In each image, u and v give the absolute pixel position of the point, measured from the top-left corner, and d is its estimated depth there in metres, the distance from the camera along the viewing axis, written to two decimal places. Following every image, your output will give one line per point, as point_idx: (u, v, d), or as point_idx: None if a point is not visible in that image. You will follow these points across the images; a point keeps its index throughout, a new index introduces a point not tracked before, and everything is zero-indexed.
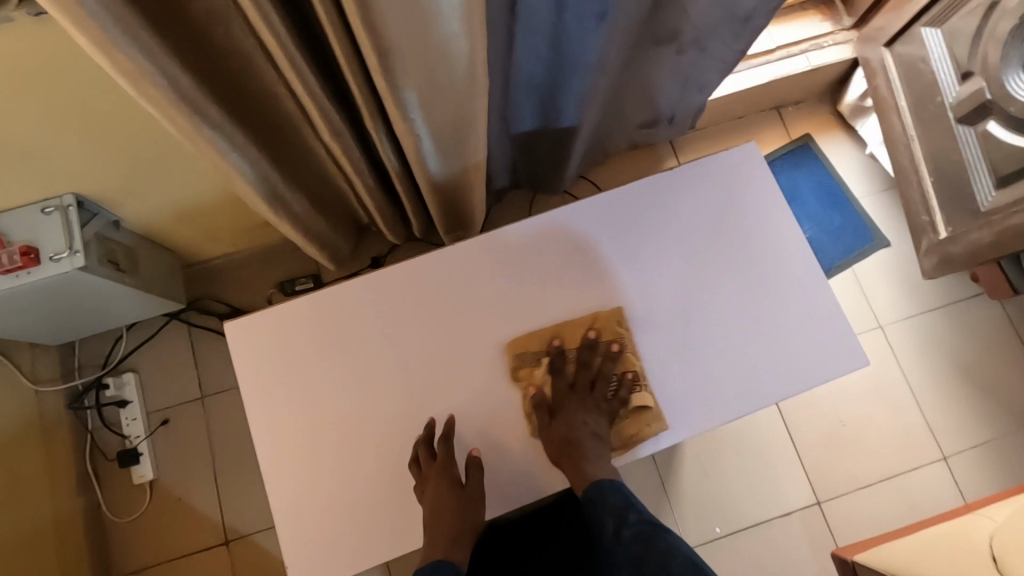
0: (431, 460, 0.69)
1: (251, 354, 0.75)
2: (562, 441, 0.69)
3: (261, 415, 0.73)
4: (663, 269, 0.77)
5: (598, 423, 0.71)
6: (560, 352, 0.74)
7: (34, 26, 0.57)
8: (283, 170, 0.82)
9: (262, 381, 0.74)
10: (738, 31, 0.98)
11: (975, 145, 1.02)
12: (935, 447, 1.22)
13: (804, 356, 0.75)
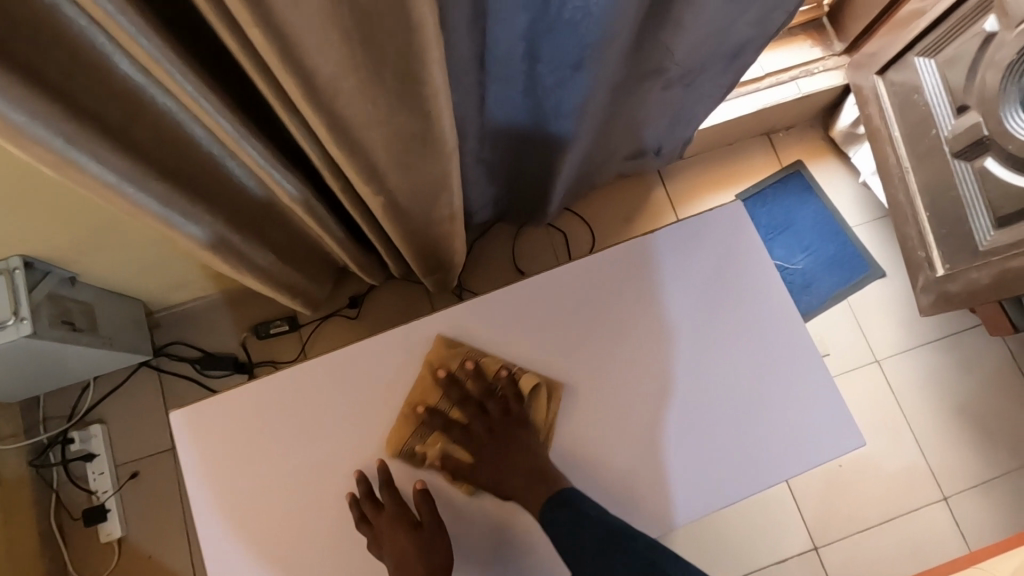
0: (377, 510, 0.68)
1: (211, 436, 0.73)
2: (500, 475, 0.69)
3: (220, 502, 0.71)
4: (658, 331, 0.77)
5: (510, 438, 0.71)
6: (427, 414, 0.72)
7: None
8: (244, 227, 0.78)
9: (222, 465, 0.72)
10: (726, 66, 0.95)
11: (973, 182, 0.98)
12: (936, 488, 1.18)
13: (794, 436, 0.74)
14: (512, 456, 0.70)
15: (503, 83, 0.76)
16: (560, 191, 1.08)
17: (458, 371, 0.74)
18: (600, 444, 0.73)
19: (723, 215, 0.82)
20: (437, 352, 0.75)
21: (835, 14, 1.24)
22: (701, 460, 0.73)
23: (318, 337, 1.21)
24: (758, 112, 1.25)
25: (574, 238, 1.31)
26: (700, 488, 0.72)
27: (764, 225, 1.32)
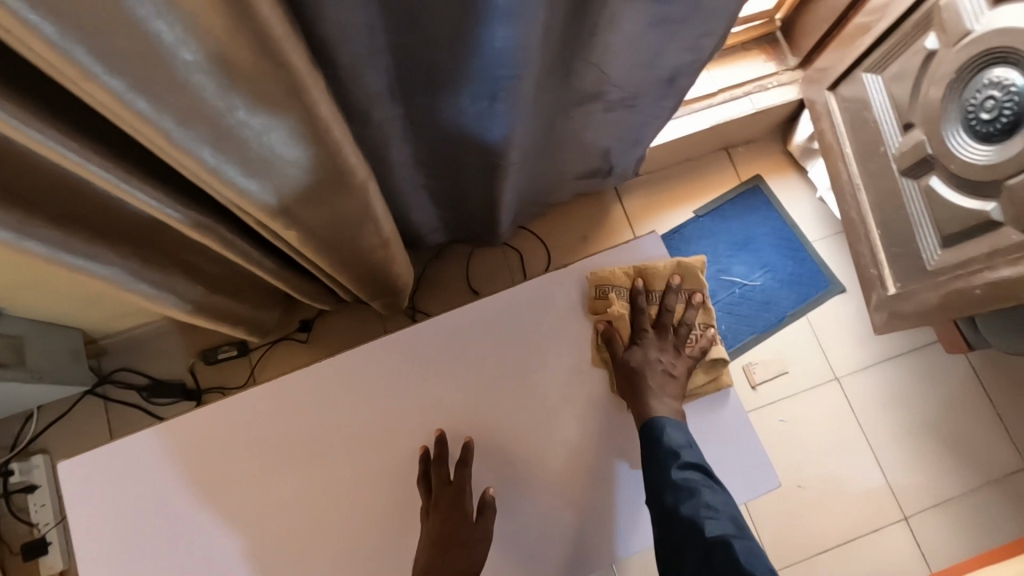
0: (442, 480, 0.75)
1: (146, 467, 0.78)
2: (631, 374, 0.77)
3: (154, 528, 0.76)
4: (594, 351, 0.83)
5: (670, 364, 0.78)
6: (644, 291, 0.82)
7: None
8: (164, 261, 0.76)
9: (156, 494, 0.77)
10: (666, 91, 0.96)
11: (920, 201, 0.96)
12: (896, 508, 1.17)
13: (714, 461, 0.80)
14: (654, 363, 0.77)
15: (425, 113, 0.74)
16: (505, 213, 1.06)
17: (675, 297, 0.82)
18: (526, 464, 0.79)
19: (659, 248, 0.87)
20: (657, 268, 0.82)
21: (788, 29, 1.23)
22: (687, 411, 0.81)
23: (268, 361, 1.19)
24: (712, 128, 1.23)
25: (530, 256, 1.30)
26: (613, 513, 0.77)
27: (722, 242, 1.31)
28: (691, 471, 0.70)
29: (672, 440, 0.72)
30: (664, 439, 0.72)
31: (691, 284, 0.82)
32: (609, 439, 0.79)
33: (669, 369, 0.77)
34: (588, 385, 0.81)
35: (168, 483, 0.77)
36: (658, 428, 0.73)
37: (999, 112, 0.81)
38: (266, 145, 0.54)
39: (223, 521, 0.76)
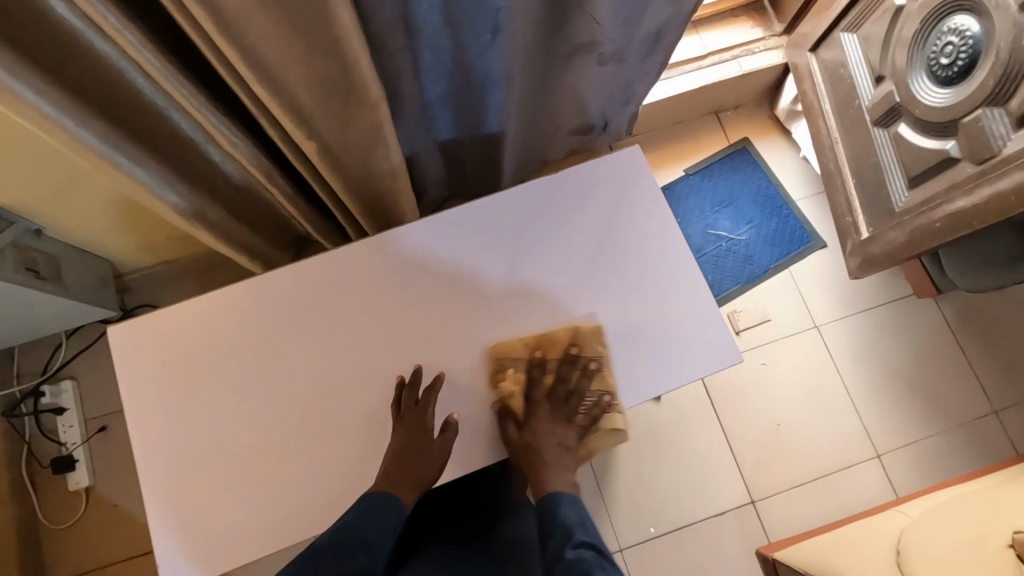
0: (410, 404, 0.66)
1: (143, 355, 0.69)
2: (527, 453, 0.63)
3: (145, 420, 0.68)
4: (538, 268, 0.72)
5: (564, 436, 0.65)
6: (540, 361, 0.67)
7: None
8: (194, 177, 0.84)
9: (152, 384, 0.69)
10: (652, 46, 1.06)
11: (890, 148, 1.04)
12: (870, 446, 1.24)
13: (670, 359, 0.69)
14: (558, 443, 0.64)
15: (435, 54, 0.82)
16: (507, 165, 1.14)
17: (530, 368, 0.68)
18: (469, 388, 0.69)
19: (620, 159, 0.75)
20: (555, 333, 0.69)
21: None
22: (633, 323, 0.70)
23: None
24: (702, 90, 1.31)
25: None
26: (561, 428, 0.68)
27: (708, 200, 1.38)
28: (585, 548, 0.54)
29: (569, 515, 0.58)
30: (561, 515, 0.58)
31: (591, 350, 0.68)
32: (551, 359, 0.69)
33: (564, 441, 0.64)
34: (540, 300, 0.71)
35: (164, 373, 0.69)
36: (555, 504, 0.59)
37: (957, 56, 0.89)
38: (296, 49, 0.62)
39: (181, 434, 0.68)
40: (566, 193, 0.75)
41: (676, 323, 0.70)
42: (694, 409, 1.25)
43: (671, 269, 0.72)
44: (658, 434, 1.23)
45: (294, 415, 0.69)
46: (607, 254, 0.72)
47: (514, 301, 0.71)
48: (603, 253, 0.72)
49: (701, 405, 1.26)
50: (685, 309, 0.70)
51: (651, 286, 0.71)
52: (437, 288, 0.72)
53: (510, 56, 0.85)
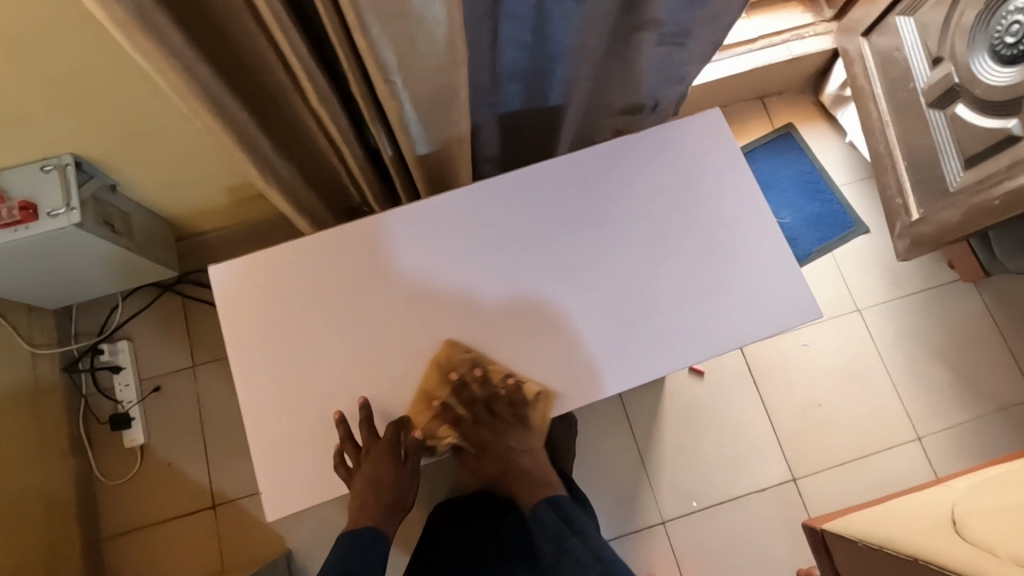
0: (373, 440, 0.65)
1: (238, 295, 0.68)
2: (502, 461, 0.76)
3: (241, 357, 0.67)
4: (613, 231, 0.73)
5: (527, 439, 0.74)
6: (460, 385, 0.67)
7: None
8: (271, 135, 0.86)
9: (246, 324, 0.68)
10: (713, 27, 1.03)
11: (946, 129, 1.05)
12: (910, 428, 1.25)
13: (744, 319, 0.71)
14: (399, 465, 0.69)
15: (512, 19, 0.83)
16: (563, 140, 1.15)
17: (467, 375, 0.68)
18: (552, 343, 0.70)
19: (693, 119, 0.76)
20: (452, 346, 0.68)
21: None
22: (704, 286, 0.71)
23: None
24: (750, 73, 1.33)
25: None
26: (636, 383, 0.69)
27: None
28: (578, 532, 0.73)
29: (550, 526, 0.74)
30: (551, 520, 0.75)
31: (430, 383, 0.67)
32: (628, 318, 0.71)
33: (531, 446, 0.74)
34: (626, 257, 0.72)
35: (259, 313, 0.68)
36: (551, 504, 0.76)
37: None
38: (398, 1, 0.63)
39: (279, 364, 0.68)
40: (639, 155, 0.75)
41: (759, 282, 0.71)
42: (736, 386, 1.27)
43: (753, 228, 0.73)
44: (700, 410, 1.25)
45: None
46: (687, 215, 0.73)
47: (591, 263, 0.72)
48: (685, 213, 0.73)
49: (743, 382, 1.27)
50: (769, 269, 0.72)
51: (733, 247, 0.72)
52: (515, 248, 0.72)
53: (584, 25, 0.86)
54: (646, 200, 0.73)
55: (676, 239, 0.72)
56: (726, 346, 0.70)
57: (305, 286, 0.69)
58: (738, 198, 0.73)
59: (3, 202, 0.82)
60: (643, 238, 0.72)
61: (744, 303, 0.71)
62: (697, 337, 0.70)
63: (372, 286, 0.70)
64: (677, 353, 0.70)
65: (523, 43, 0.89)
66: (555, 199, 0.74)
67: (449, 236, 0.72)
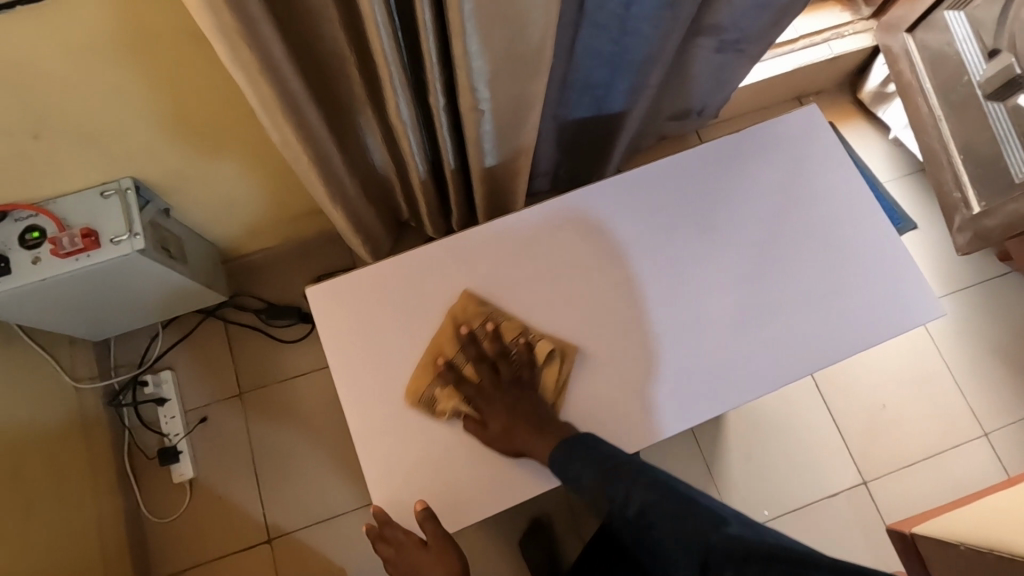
0: (387, 543, 0.66)
1: (348, 320, 0.71)
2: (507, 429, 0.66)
3: (351, 377, 0.70)
4: (728, 230, 0.74)
5: (521, 398, 0.68)
6: (470, 336, 0.69)
7: (131, 6, 0.58)
8: (340, 151, 0.83)
9: (357, 346, 0.70)
10: (770, 32, 1.01)
11: (1006, 121, 1.05)
12: (977, 425, 1.23)
13: (860, 321, 0.72)
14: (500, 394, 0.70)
15: (590, 25, 0.81)
16: (619, 149, 1.13)
17: (478, 328, 0.70)
18: (675, 344, 0.71)
19: (801, 123, 0.79)
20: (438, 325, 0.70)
21: None
22: (818, 284, 0.73)
23: None
24: (791, 73, 1.32)
25: None
26: (757, 382, 0.70)
27: None
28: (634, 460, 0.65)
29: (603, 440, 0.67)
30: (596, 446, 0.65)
31: (711, 255, 0.73)
32: (750, 318, 0.71)
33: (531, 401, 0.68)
34: (737, 260, 0.73)
35: (369, 334, 0.71)
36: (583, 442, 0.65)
37: None
38: (501, 7, 0.61)
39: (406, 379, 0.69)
40: (751, 157, 0.77)
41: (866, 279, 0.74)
42: (798, 390, 1.24)
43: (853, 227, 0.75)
44: (765, 416, 1.22)
45: (484, 384, 0.69)
46: (799, 215, 0.75)
47: (710, 262, 0.73)
48: (781, 215, 0.75)
49: (805, 385, 1.25)
50: (877, 265, 0.74)
51: (836, 246, 0.75)
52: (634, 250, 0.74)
53: (659, 28, 0.84)
54: (743, 204, 0.76)
55: (790, 238, 0.74)
56: (842, 348, 0.71)
57: (436, 296, 0.72)
58: (849, 203, 0.76)
59: (63, 230, 0.79)
60: (757, 237, 0.74)
61: (857, 300, 0.73)
62: (814, 335, 0.71)
63: (494, 289, 0.72)
64: (796, 352, 0.71)
65: (595, 51, 0.87)
66: (652, 204, 0.75)
67: (573, 238, 0.74)
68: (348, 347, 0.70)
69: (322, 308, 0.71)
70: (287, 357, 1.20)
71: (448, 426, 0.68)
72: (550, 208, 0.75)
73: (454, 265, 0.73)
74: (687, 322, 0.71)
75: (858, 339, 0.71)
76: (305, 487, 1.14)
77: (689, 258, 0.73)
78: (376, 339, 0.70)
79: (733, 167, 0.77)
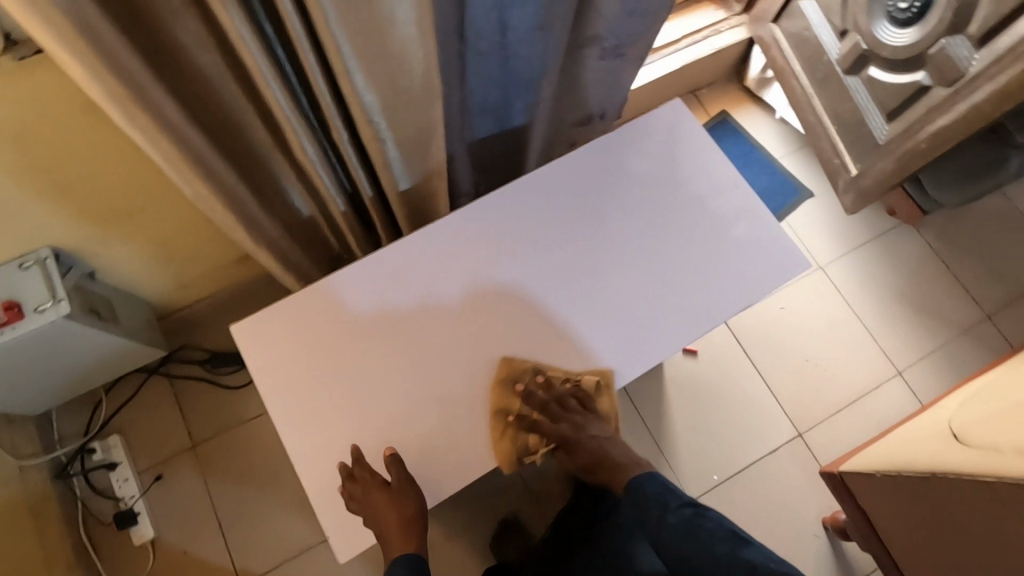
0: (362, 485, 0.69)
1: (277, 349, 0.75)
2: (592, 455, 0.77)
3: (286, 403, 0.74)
4: (622, 218, 0.83)
5: (589, 425, 0.77)
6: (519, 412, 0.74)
7: (23, 86, 0.62)
8: (256, 194, 0.87)
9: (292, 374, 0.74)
10: (647, 37, 1.11)
11: (864, 91, 1.17)
12: (890, 366, 1.34)
13: (747, 282, 0.81)
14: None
15: (475, 51, 0.88)
16: (530, 159, 1.20)
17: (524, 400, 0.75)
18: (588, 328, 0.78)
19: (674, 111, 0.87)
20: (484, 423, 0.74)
21: None
22: (706, 255, 0.81)
23: None
24: (680, 70, 1.43)
25: None
26: (662, 350, 0.78)
27: None
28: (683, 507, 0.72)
29: (655, 488, 0.74)
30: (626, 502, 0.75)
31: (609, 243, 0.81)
32: (647, 293, 0.79)
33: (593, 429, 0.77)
34: (633, 244, 0.82)
35: (300, 357, 0.75)
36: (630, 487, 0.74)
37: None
38: (379, 45, 0.67)
39: (340, 397, 0.74)
40: (633, 148, 0.86)
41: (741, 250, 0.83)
42: (729, 359, 1.33)
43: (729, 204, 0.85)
44: (701, 388, 1.30)
45: (412, 390, 0.74)
46: (681, 195, 0.84)
47: (609, 248, 0.81)
48: (666, 200, 0.84)
49: (735, 354, 1.34)
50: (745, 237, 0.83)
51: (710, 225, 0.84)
52: (540, 247, 0.81)
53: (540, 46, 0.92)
54: (633, 195, 0.84)
55: (677, 217, 0.83)
56: (733, 308, 0.80)
57: (361, 314, 0.77)
58: (723, 177, 0.85)
59: None
60: (648, 220, 0.83)
61: (736, 268, 0.82)
62: (708, 300, 0.79)
63: (416, 301, 0.78)
64: (693, 318, 0.79)
65: (486, 73, 0.94)
66: (551, 202, 0.83)
67: (483, 243, 0.81)
68: (282, 374, 0.74)
69: (254, 340, 0.75)
70: (237, 402, 1.21)
71: (381, 439, 0.73)
72: (458, 219, 0.81)
73: (374, 283, 0.78)
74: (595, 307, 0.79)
75: (747, 298, 0.80)
76: (271, 528, 1.15)
77: (592, 248, 0.81)
78: (307, 363, 0.75)
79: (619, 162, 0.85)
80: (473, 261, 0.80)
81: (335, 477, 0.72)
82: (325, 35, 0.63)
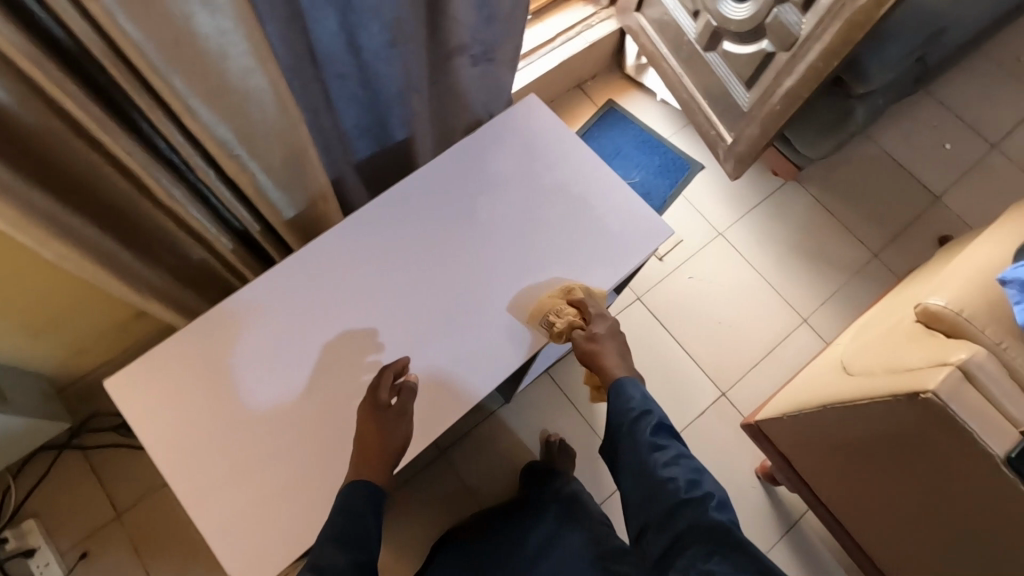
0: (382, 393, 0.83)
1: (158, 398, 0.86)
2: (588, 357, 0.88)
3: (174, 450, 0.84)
4: (485, 211, 1.00)
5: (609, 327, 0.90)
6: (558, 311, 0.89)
7: None
8: (132, 246, 0.86)
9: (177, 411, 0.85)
10: (511, 39, 1.15)
11: (723, 65, 1.25)
12: (795, 314, 1.46)
13: (613, 246, 0.99)
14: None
15: (335, 73, 0.90)
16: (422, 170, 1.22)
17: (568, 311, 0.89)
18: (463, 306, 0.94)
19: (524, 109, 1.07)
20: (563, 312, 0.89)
21: None
22: (578, 227, 1.00)
23: None
24: (560, 67, 1.49)
25: None
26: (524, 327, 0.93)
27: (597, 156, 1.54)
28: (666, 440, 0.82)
29: (638, 397, 0.83)
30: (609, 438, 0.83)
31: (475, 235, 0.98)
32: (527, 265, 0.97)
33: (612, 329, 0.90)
34: (495, 233, 0.98)
35: (188, 387, 0.86)
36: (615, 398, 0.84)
37: None
38: (217, 82, 0.68)
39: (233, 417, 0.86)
40: (485, 149, 1.04)
41: (587, 232, 1.00)
42: (649, 332, 1.44)
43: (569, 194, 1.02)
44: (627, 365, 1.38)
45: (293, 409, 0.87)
46: (531, 183, 1.02)
47: (473, 241, 0.98)
48: (507, 206, 1.00)
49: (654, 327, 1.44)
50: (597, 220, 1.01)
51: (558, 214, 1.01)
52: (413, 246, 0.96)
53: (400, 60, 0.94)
54: (482, 206, 1.00)
55: (528, 204, 1.01)
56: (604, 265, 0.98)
57: (266, 324, 0.90)
58: (580, 160, 1.04)
59: None
60: (506, 210, 1.00)
61: (584, 250, 0.98)
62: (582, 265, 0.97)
63: (311, 306, 0.92)
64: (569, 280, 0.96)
65: (353, 93, 0.95)
66: (412, 223, 0.98)
67: (361, 251, 0.95)
68: (164, 411, 0.85)
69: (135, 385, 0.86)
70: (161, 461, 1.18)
71: (286, 448, 0.84)
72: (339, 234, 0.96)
73: (274, 295, 0.92)
74: (465, 304, 0.94)
75: (615, 256, 0.98)
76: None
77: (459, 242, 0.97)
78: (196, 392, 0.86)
79: (459, 183, 1.01)
80: (352, 283, 0.94)
81: (233, 503, 0.82)
82: (154, 80, 0.63)
